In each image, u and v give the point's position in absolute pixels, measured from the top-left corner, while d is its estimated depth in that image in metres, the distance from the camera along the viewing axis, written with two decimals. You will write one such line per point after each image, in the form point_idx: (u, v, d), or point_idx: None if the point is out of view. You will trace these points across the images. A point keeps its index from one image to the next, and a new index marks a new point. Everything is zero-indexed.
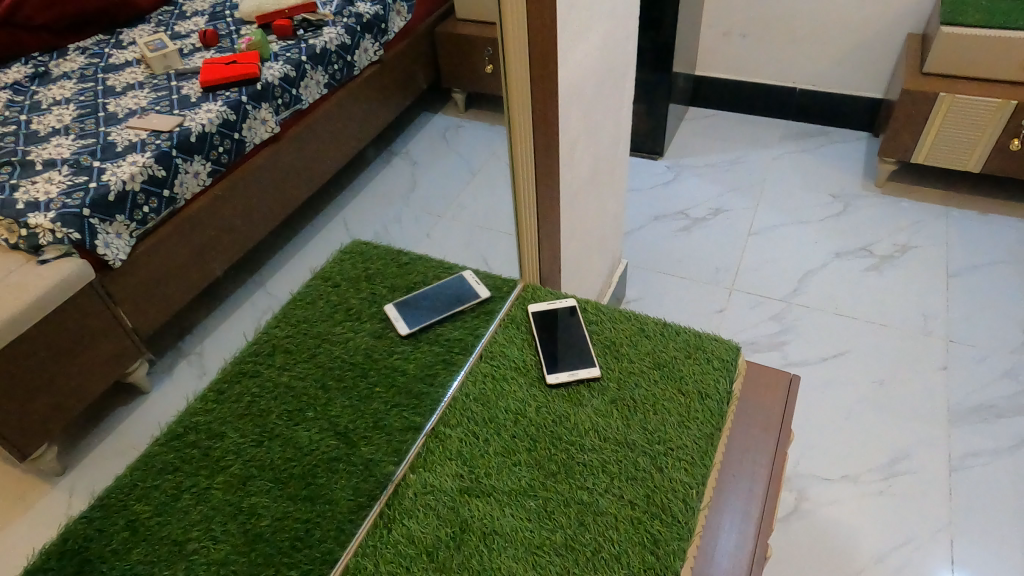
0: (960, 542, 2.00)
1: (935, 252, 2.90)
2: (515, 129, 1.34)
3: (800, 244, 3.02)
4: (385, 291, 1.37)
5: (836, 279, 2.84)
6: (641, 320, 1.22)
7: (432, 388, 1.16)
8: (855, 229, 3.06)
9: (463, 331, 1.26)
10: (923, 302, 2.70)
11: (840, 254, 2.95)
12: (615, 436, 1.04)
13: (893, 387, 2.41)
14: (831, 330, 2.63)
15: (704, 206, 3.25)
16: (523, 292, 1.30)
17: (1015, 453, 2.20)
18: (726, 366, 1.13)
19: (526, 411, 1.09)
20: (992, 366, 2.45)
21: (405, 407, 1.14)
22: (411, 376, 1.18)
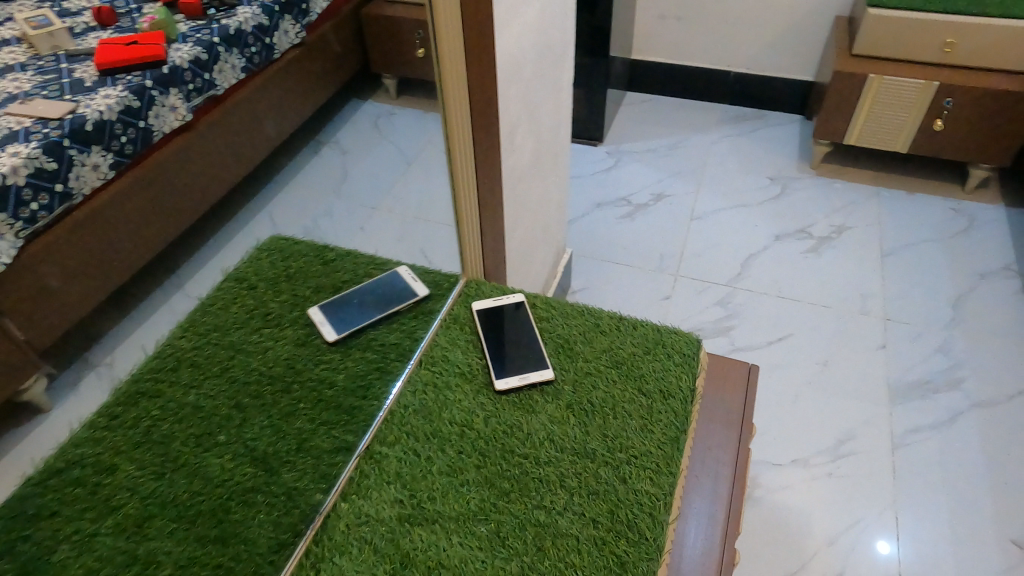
0: (905, 520, 2.00)
1: (869, 234, 2.94)
2: (447, 107, 1.19)
3: (742, 228, 3.01)
4: (310, 292, 1.22)
5: (776, 262, 2.84)
6: (595, 314, 1.12)
7: (366, 401, 1.02)
8: (792, 212, 3.08)
9: (400, 334, 1.12)
10: (860, 283, 2.72)
11: (781, 238, 2.95)
12: (574, 446, 0.94)
13: (836, 368, 2.42)
14: (774, 314, 2.62)
15: (646, 192, 3.21)
16: (467, 287, 1.18)
17: (950, 427, 2.22)
18: (688, 361, 1.04)
19: (473, 423, 0.97)
20: (926, 343, 2.48)
21: (335, 425, 1.00)
22: (342, 390, 1.04)
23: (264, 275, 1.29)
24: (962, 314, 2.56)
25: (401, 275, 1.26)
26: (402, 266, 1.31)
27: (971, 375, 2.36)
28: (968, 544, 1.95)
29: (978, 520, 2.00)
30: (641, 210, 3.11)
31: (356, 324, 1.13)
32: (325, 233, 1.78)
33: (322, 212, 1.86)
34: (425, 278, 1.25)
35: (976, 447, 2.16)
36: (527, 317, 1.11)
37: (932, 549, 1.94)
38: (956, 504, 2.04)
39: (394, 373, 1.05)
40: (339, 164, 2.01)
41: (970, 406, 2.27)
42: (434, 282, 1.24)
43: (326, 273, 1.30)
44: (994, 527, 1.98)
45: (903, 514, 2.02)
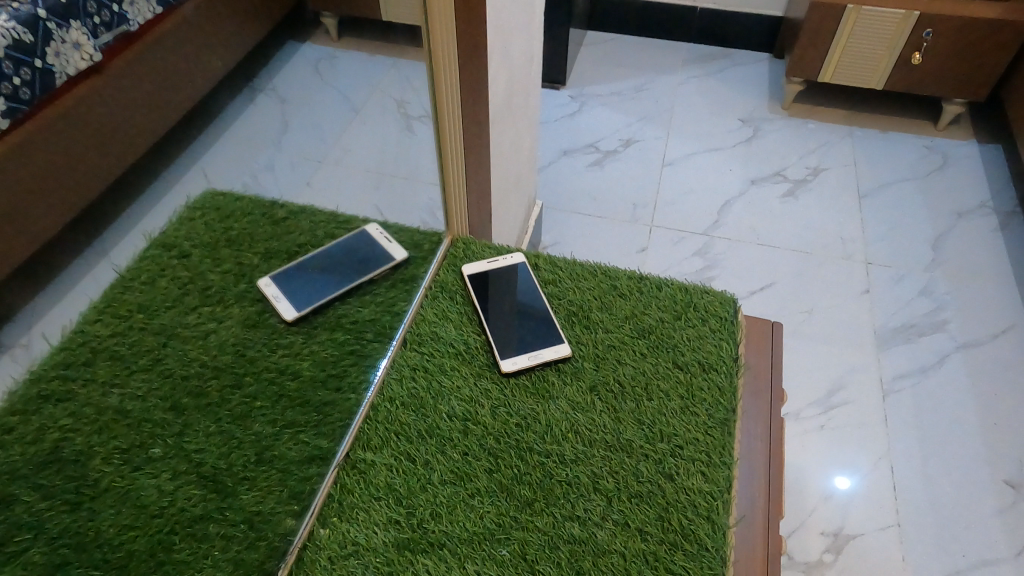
0: (899, 467, 1.91)
1: (842, 176, 2.77)
2: (430, 16, 0.86)
3: (718, 175, 2.78)
4: (258, 258, 0.98)
5: (754, 206, 2.66)
6: (612, 275, 0.93)
7: (340, 394, 0.81)
8: (766, 155, 2.86)
9: (376, 310, 0.91)
10: (839, 226, 2.58)
11: (756, 181, 2.76)
12: (605, 438, 0.76)
13: (823, 317, 2.29)
14: (756, 262, 2.47)
15: (615, 138, 2.93)
16: (454, 246, 0.97)
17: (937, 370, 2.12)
18: (726, 326, 0.88)
19: (479, 415, 0.78)
20: (909, 286, 2.37)
21: (303, 428, 0.79)
22: (308, 381, 0.83)
23: (199, 240, 1.03)
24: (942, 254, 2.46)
25: (371, 235, 1.05)
26: (371, 224, 1.08)
27: (954, 318, 2.27)
28: (963, 489, 1.87)
29: (971, 463, 1.92)
30: (609, 158, 2.83)
31: (322, 296, 0.92)
32: (269, 189, 1.45)
33: (264, 165, 1.57)
34: (399, 238, 1.04)
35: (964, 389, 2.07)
36: (532, 284, 0.92)
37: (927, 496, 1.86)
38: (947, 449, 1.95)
39: (375, 358, 0.84)
40: (279, 112, 1.75)
41: (955, 347, 2.18)
42: (412, 241, 1.02)
43: (276, 231, 1.05)
44: (986, 468, 1.91)
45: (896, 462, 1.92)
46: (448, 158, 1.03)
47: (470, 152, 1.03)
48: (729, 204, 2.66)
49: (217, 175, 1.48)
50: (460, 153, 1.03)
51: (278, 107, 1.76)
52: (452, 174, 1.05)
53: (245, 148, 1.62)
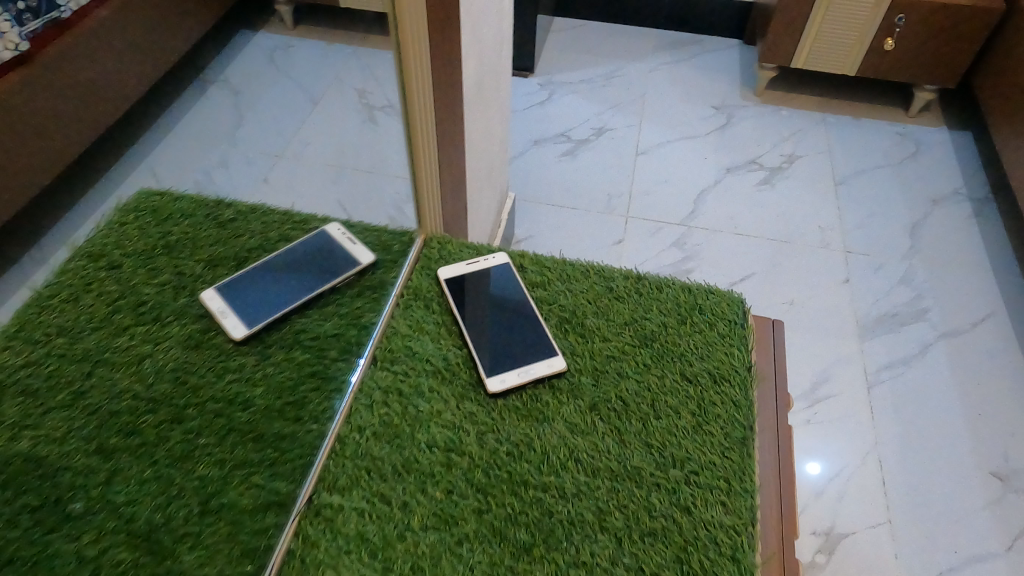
0: (888, 464, 1.73)
1: (815, 165, 2.57)
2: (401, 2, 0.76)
3: (692, 164, 2.58)
4: (201, 266, 0.85)
5: (729, 195, 2.47)
6: (606, 276, 0.83)
7: (300, 426, 0.70)
8: (737, 145, 2.66)
9: (340, 323, 0.79)
10: (816, 215, 2.39)
11: (731, 170, 2.56)
12: (611, 466, 0.67)
13: (803, 306, 2.12)
14: (735, 254, 2.27)
15: (586, 126, 2.72)
16: (428, 246, 0.86)
17: (919, 362, 1.95)
18: (735, 331, 0.78)
19: (464, 444, 0.67)
20: (888, 275, 2.20)
21: (256, 468, 0.66)
22: (261, 411, 0.71)
23: (132, 247, 0.88)
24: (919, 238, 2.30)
25: (333, 236, 0.91)
26: (332, 224, 0.96)
27: (934, 305, 2.11)
28: (955, 488, 1.69)
29: (954, 453, 1.76)
30: (575, 149, 2.62)
31: (275, 308, 0.79)
32: (222, 182, 1.29)
33: (216, 159, 1.40)
34: (364, 239, 0.91)
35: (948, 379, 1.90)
36: (518, 288, 0.82)
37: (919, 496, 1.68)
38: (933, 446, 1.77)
39: (341, 381, 0.72)
40: (232, 105, 1.59)
41: (937, 336, 2.02)
42: (380, 242, 0.90)
43: (223, 233, 0.92)
44: (972, 459, 1.74)
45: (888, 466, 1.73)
46: (420, 148, 0.93)
47: (443, 140, 0.93)
48: (705, 195, 2.47)
49: (163, 169, 1.30)
50: (433, 143, 0.92)
51: (231, 101, 1.60)
52: (424, 163, 0.94)
53: (195, 144, 1.46)
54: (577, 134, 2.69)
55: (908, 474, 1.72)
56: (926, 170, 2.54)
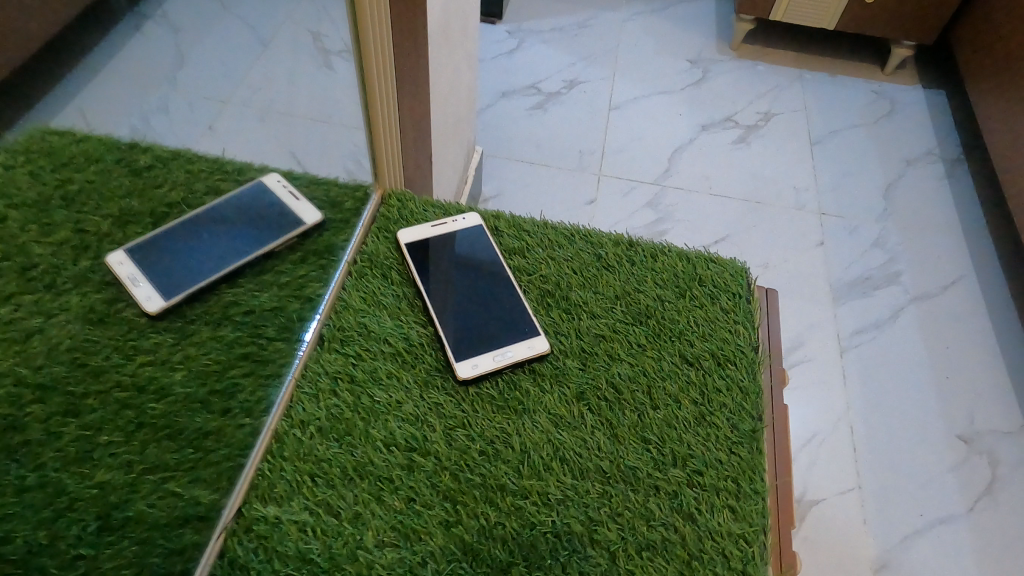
0: (859, 431, 1.44)
1: (793, 121, 2.15)
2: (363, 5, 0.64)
3: (669, 121, 2.14)
4: (111, 223, 0.71)
5: (702, 155, 2.04)
6: (594, 243, 0.73)
7: (228, 420, 0.57)
8: (715, 100, 2.21)
9: (278, 295, 0.65)
10: (793, 174, 1.99)
11: (707, 128, 2.12)
12: (603, 467, 0.57)
13: (776, 271, 1.75)
14: (709, 213, 1.90)
15: (556, 77, 2.25)
16: (385, 204, 0.73)
17: (894, 324, 1.63)
18: (740, 309, 0.69)
19: (429, 442, 0.56)
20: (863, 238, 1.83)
21: (171, 474, 0.53)
22: (180, 402, 0.57)
23: (26, 196, 0.74)
24: (900, 190, 1.94)
25: (272, 188, 0.77)
26: (271, 175, 0.81)
27: (911, 272, 1.74)
28: (928, 463, 1.40)
29: (922, 415, 1.47)
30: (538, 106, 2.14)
31: (200, 277, 0.66)
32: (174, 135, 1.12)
33: (157, 104, 1.22)
34: (308, 196, 0.77)
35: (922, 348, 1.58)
36: (493, 255, 0.70)
37: (887, 461, 1.39)
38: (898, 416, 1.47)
39: (281, 365, 0.60)
40: (172, 44, 1.40)
41: (910, 299, 1.68)
42: (328, 199, 0.77)
43: (140, 182, 0.77)
44: (940, 420, 1.46)
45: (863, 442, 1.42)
46: (375, 93, 0.73)
47: (405, 82, 0.75)
48: (677, 153, 2.04)
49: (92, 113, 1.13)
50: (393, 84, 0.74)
51: (171, 39, 1.40)
52: (381, 114, 0.75)
53: (126, 83, 1.27)
54: (545, 86, 2.21)
55: (880, 439, 1.43)
56: (917, 120, 2.14)
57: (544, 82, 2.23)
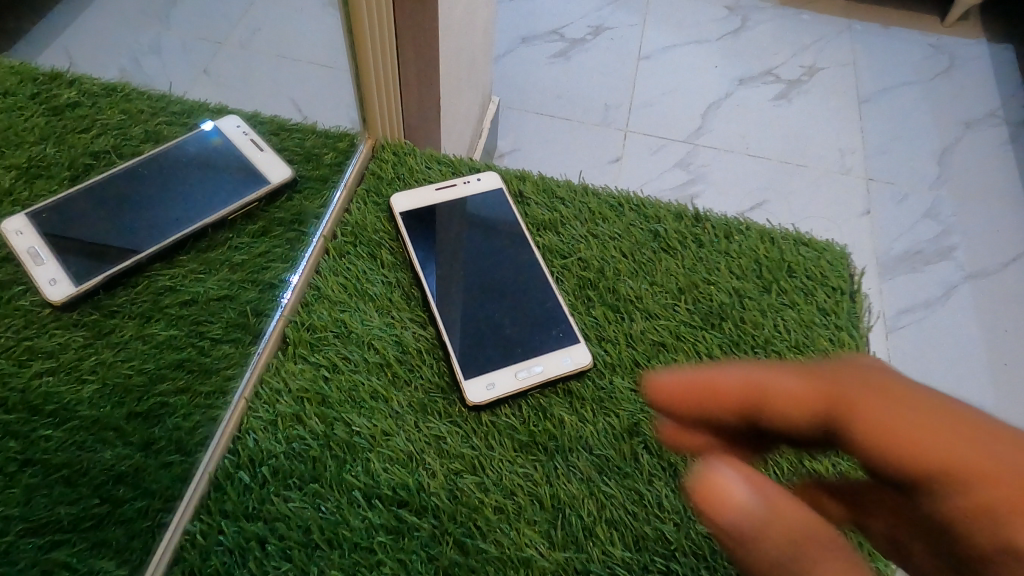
0: None
1: (843, 79, 1.42)
2: None
3: (701, 79, 1.39)
4: (15, 178, 0.57)
5: (738, 115, 1.34)
6: (650, 217, 0.56)
7: (150, 456, 0.41)
8: (754, 51, 1.45)
9: (228, 280, 0.49)
10: (837, 133, 1.32)
11: (742, 83, 1.39)
12: (665, 534, 0.41)
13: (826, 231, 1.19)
14: (736, 180, 1.25)
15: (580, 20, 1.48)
16: (376, 158, 0.57)
17: (947, 302, 1.14)
18: (843, 311, 0.51)
19: (426, 493, 0.41)
20: (911, 209, 1.24)
21: (66, 539, 0.38)
22: (87, 428, 0.42)
23: None
24: (967, 147, 1.32)
25: (236, 133, 0.60)
26: (231, 116, 0.64)
27: (968, 243, 1.20)
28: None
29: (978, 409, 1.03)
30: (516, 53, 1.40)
31: (125, 252, 0.49)
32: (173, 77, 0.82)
33: (147, 44, 0.91)
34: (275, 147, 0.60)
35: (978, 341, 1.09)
36: (515, 227, 0.53)
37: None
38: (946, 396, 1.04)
39: (228, 378, 0.44)
40: None
41: (966, 276, 1.17)
42: (302, 150, 0.60)
43: (60, 125, 0.61)
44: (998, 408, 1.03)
45: None
46: (364, 20, 0.54)
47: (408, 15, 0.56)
48: (711, 113, 1.34)
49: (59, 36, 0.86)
50: (390, 16, 0.55)
51: None
52: (373, 68, 0.58)
53: (114, 23, 0.97)
54: (563, 27, 1.45)
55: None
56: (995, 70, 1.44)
57: (563, 23, 1.45)
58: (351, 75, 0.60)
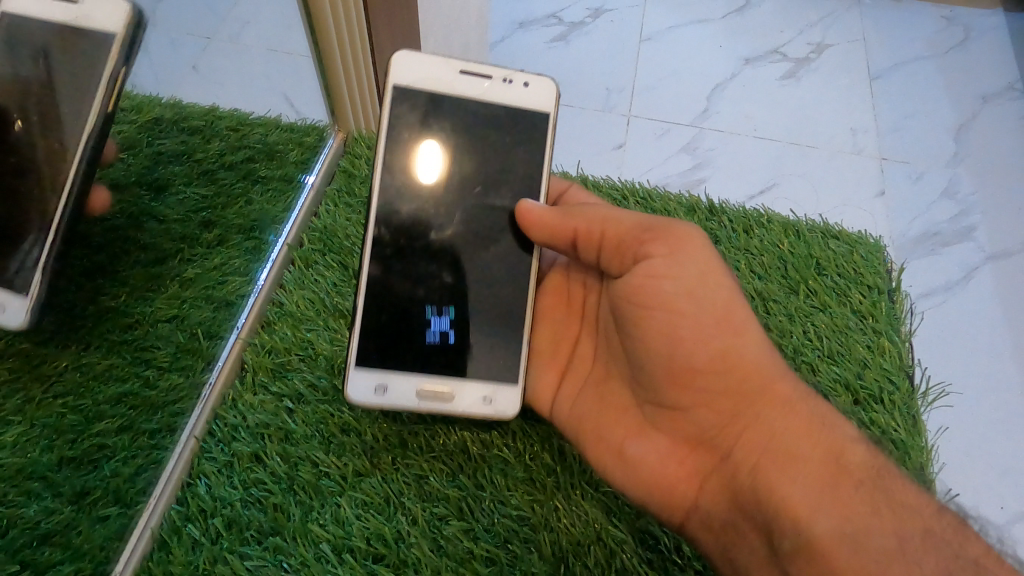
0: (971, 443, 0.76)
1: (856, 56, 1.15)
2: None
3: (699, 57, 1.14)
4: None
5: (754, 100, 1.09)
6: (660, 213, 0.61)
7: (82, 510, 0.42)
8: (759, 27, 1.19)
9: (178, 298, 0.51)
10: (846, 108, 1.08)
11: (749, 61, 1.14)
12: (648, 557, 0.44)
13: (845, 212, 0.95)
14: (748, 163, 1.01)
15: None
16: (348, 153, 0.61)
17: (970, 287, 0.89)
18: (880, 313, 0.54)
19: (406, 544, 0.42)
20: (933, 180, 1.00)
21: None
22: (10, 480, 0.42)
23: None
24: (991, 117, 1.08)
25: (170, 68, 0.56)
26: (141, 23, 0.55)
27: (991, 222, 0.97)
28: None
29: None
30: (498, 37, 1.16)
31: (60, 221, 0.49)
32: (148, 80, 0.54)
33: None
34: (229, 150, 0.60)
35: (1005, 327, 0.86)
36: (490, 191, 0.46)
37: (965, 471, 0.74)
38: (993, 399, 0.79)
39: (175, 415, 0.46)
40: None
41: (989, 257, 0.93)
42: (264, 147, 0.61)
43: None
44: None
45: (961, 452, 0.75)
46: (326, 13, 0.50)
47: (384, 27, 0.52)
48: (715, 94, 1.09)
49: None
50: (360, 14, 0.50)
51: None
52: (339, 56, 0.54)
53: None
54: (556, 8, 1.20)
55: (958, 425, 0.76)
56: None
57: (557, 4, 1.21)
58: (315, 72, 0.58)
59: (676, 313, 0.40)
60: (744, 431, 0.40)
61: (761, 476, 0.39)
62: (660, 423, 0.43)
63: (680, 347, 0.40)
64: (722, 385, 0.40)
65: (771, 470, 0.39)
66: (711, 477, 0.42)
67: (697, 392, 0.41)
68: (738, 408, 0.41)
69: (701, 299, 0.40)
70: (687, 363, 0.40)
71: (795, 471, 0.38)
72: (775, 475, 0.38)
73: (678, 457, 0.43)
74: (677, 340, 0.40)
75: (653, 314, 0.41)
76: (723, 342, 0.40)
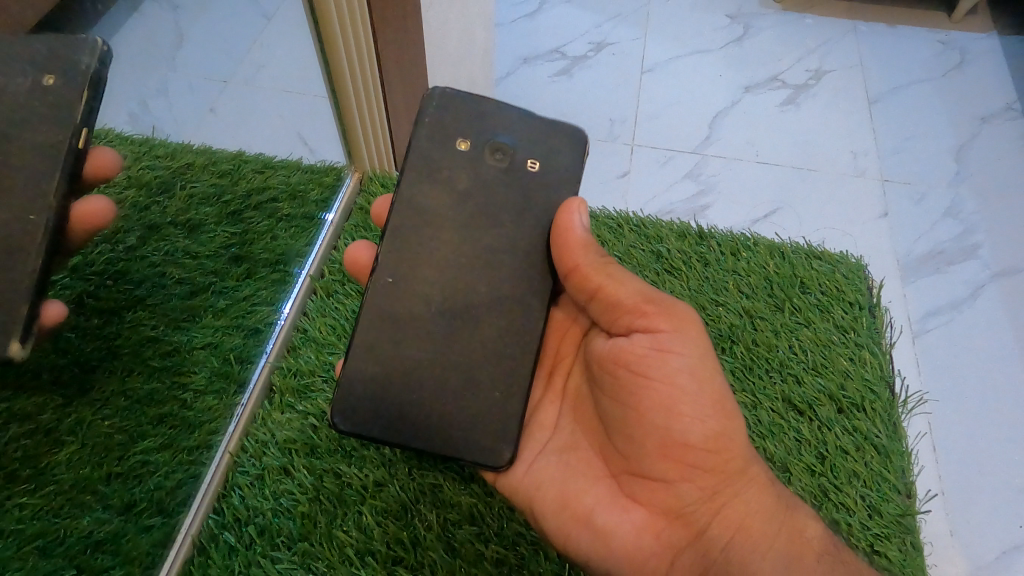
0: (980, 456, 0.77)
1: (851, 82, 1.20)
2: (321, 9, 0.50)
3: (701, 87, 1.19)
4: None
5: (753, 127, 1.13)
6: (653, 237, 0.65)
7: (130, 519, 0.47)
8: (758, 56, 1.24)
9: (212, 326, 0.56)
10: (844, 132, 1.12)
11: (747, 89, 1.19)
12: None
13: (845, 234, 0.99)
14: (750, 190, 1.05)
15: (581, 32, 1.28)
16: (364, 192, 0.66)
17: (975, 304, 0.92)
18: (861, 327, 0.59)
19: (422, 548, 0.46)
20: (934, 200, 1.03)
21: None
22: (64, 494, 0.46)
23: None
24: (987, 138, 1.11)
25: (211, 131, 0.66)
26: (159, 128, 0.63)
27: (993, 241, 0.99)
28: None
29: None
30: (504, 73, 1.21)
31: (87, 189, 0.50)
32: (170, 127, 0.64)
33: (153, 84, 0.64)
34: (254, 190, 0.65)
35: (1010, 342, 0.88)
36: (464, 211, 0.42)
37: (972, 487, 0.75)
38: (1002, 412, 0.81)
39: (211, 433, 0.51)
40: None
41: (993, 274, 0.95)
42: (286, 188, 0.67)
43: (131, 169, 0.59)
44: None
45: (970, 464, 0.76)
46: (343, 69, 0.55)
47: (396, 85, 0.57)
48: (716, 122, 1.14)
49: None
50: (372, 65, 0.55)
51: None
52: (355, 109, 0.60)
53: None
54: (559, 44, 1.26)
55: (960, 441, 0.78)
56: None
57: (561, 40, 1.26)
58: (335, 123, 0.63)
59: (675, 389, 0.40)
60: (724, 507, 0.41)
61: (734, 550, 0.40)
62: (638, 494, 0.42)
63: (677, 421, 0.40)
64: (711, 463, 0.40)
65: (746, 545, 0.40)
66: (686, 551, 0.41)
67: (686, 466, 0.40)
68: (719, 486, 0.41)
69: (704, 377, 0.40)
70: (682, 437, 0.40)
71: (767, 546, 0.40)
72: (749, 551, 0.40)
73: (654, 529, 0.41)
74: (676, 416, 0.39)
75: (651, 387, 0.40)
76: (717, 421, 0.40)
